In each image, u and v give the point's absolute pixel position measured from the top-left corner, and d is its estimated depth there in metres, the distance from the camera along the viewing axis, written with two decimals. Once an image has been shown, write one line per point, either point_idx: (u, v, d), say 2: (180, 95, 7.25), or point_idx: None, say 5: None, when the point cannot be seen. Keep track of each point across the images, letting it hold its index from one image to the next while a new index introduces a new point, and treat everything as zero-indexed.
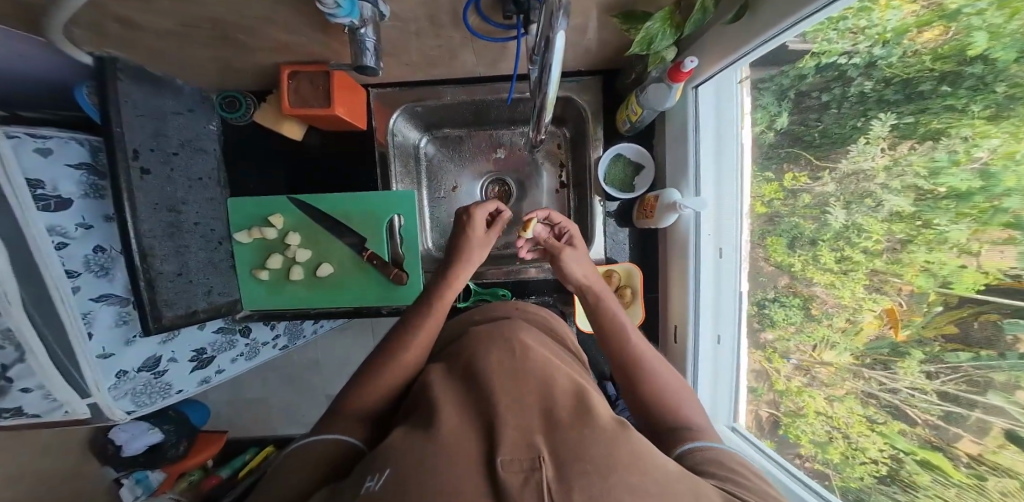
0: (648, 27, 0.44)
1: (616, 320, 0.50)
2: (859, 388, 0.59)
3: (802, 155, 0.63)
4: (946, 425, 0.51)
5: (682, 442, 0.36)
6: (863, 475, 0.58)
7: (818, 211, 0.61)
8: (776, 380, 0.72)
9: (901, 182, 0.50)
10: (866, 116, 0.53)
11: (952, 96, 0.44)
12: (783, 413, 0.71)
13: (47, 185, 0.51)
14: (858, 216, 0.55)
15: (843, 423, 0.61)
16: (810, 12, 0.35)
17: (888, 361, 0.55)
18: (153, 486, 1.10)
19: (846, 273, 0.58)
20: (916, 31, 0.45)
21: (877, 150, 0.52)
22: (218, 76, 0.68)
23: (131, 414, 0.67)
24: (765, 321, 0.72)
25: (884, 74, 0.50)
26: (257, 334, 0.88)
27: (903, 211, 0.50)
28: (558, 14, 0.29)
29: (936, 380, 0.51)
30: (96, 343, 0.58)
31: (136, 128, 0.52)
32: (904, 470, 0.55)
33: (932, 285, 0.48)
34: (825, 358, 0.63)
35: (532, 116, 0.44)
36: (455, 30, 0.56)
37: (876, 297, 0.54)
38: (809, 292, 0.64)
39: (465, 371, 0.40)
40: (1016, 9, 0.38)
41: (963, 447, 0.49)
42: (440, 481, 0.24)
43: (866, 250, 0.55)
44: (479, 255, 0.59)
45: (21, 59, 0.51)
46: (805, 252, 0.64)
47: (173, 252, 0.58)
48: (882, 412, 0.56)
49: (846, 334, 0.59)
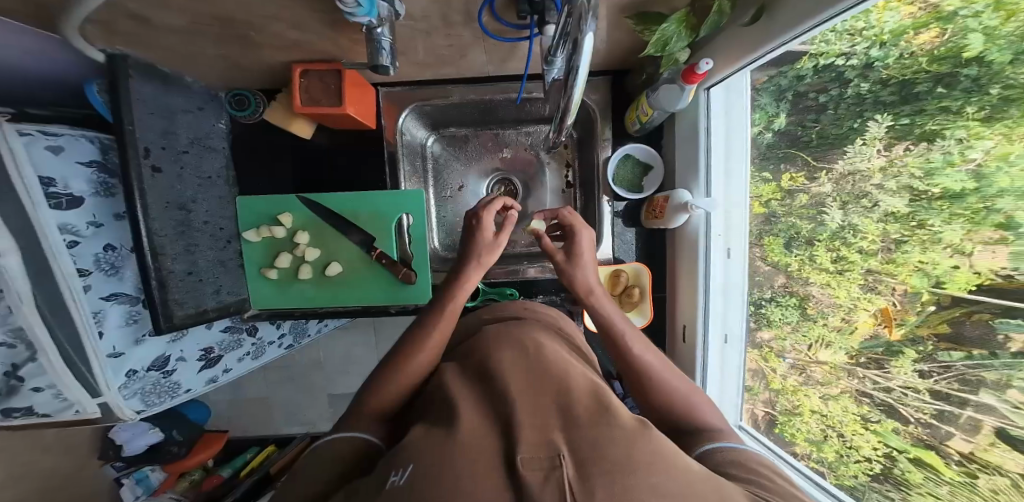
0: (665, 28, 0.45)
1: (619, 327, 0.48)
2: (853, 387, 0.60)
3: (799, 156, 0.63)
4: (937, 424, 0.52)
5: (702, 444, 0.36)
6: (857, 472, 0.60)
7: (814, 211, 0.62)
8: (772, 379, 0.73)
9: (897, 182, 0.51)
10: (863, 117, 0.54)
11: (946, 97, 0.45)
12: (779, 411, 0.72)
13: (59, 183, 0.51)
14: (854, 217, 0.56)
15: (838, 422, 0.62)
16: (826, 18, 0.36)
17: (882, 360, 0.56)
18: (154, 486, 1.09)
19: (841, 272, 0.59)
20: (913, 33, 0.46)
21: (873, 151, 0.53)
22: (227, 75, 0.68)
23: (140, 414, 0.67)
24: (761, 321, 0.74)
25: (881, 76, 0.51)
26: (264, 333, 0.88)
27: (898, 211, 0.51)
28: (587, 18, 0.30)
29: (930, 380, 0.51)
30: (107, 342, 0.58)
31: (147, 126, 0.52)
32: (898, 469, 0.56)
33: (926, 285, 0.49)
34: (819, 357, 0.64)
35: (554, 118, 0.44)
36: (467, 29, 0.56)
37: (871, 297, 0.55)
38: (805, 291, 0.65)
39: (479, 370, 0.40)
40: (1011, 12, 0.40)
41: (954, 445, 0.50)
42: (461, 480, 0.24)
43: (860, 250, 0.56)
44: (491, 260, 0.57)
45: (26, 54, 0.51)
46: (802, 252, 0.65)
47: (183, 251, 0.58)
48: (876, 411, 0.57)
49: (841, 333, 0.60)
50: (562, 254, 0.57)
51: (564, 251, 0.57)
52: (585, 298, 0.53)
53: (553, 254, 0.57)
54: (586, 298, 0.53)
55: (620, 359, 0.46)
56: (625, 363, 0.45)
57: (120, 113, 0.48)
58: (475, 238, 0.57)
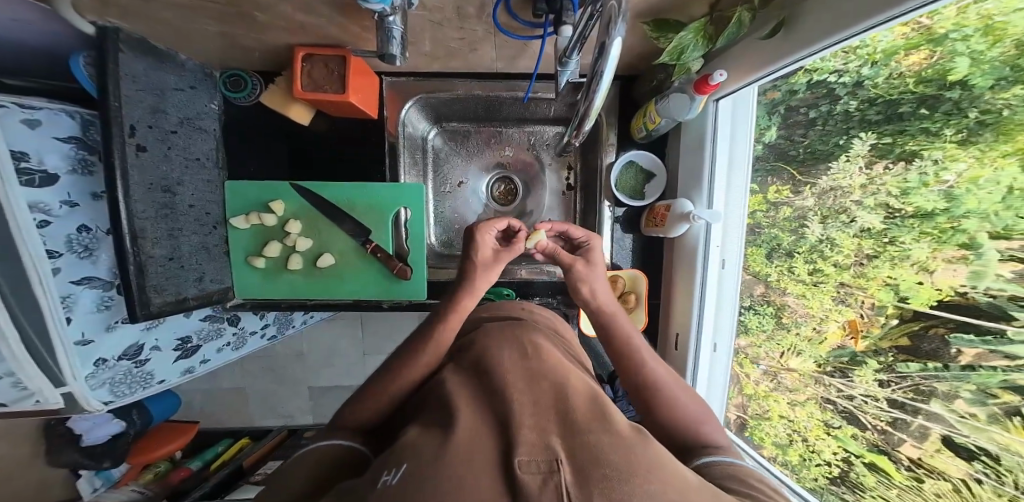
0: (682, 37, 0.47)
1: (628, 341, 0.48)
2: (819, 394, 0.64)
3: (786, 170, 0.65)
4: (892, 431, 0.56)
5: (705, 462, 0.36)
6: (817, 475, 0.65)
7: (796, 224, 0.64)
8: (745, 384, 0.75)
9: (874, 200, 0.53)
10: (849, 134, 0.56)
11: (928, 119, 0.47)
12: (750, 416, 0.75)
13: (33, 159, 0.47)
14: (832, 231, 0.59)
15: (803, 427, 0.67)
16: (840, 39, 0.38)
17: (847, 368, 0.60)
18: (116, 477, 1.01)
19: (816, 284, 0.62)
20: (904, 54, 0.47)
21: (856, 168, 0.55)
22: (221, 51, 0.64)
23: (108, 405, 0.65)
24: (738, 329, 0.75)
25: (869, 94, 0.52)
26: (246, 322, 0.86)
27: (873, 228, 0.54)
28: (616, 21, 0.29)
29: (887, 388, 0.56)
30: (75, 328, 0.55)
31: (135, 103, 0.49)
32: (854, 473, 0.61)
33: (892, 299, 0.53)
34: (790, 364, 0.68)
35: (572, 122, 0.44)
36: (479, 22, 0.55)
37: (841, 309, 0.59)
38: (781, 300, 0.67)
39: (476, 369, 0.39)
40: (1000, 38, 0.40)
41: (905, 451, 0.55)
42: (452, 483, 0.23)
43: (836, 263, 0.59)
44: (488, 285, 0.52)
45: (15, 24, 0.50)
46: (782, 263, 0.67)
47: (165, 235, 0.55)
48: (838, 417, 0.62)
49: (812, 342, 0.64)
50: (580, 263, 0.56)
51: (582, 260, 0.56)
52: (602, 310, 0.52)
53: (572, 264, 0.55)
54: (603, 307, 0.53)
55: (623, 374, 0.46)
56: (630, 372, 0.46)
57: (106, 88, 0.45)
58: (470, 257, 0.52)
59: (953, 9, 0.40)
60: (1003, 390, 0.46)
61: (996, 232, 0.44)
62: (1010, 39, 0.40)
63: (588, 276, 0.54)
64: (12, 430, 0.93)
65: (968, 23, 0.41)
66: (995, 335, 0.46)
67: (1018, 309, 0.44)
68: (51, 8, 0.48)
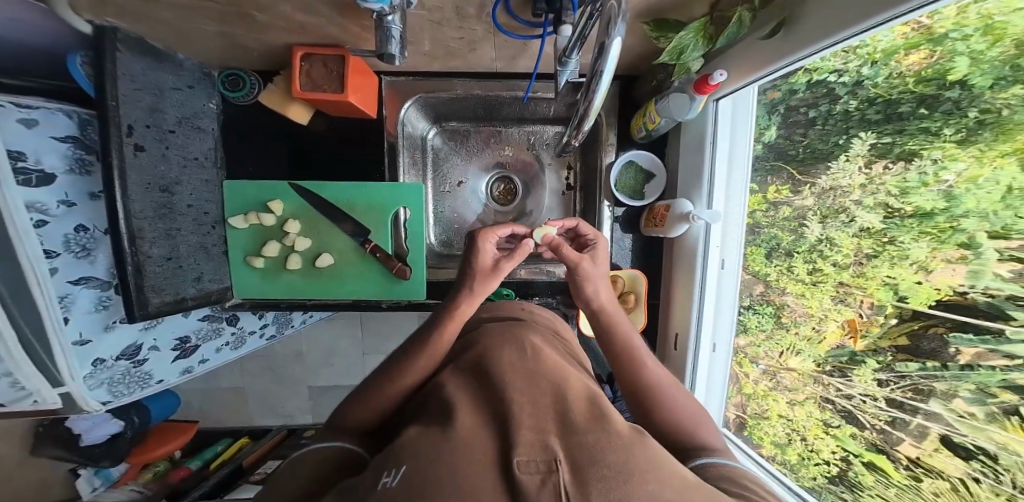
0: (682, 37, 0.47)
1: (629, 342, 0.48)
2: (818, 393, 0.64)
3: (786, 169, 0.65)
4: (891, 429, 0.56)
5: (704, 464, 0.36)
6: (816, 475, 0.65)
7: (795, 223, 0.64)
8: (745, 383, 0.76)
9: (873, 199, 0.53)
10: (848, 134, 0.56)
11: (928, 118, 0.47)
12: (749, 415, 0.76)
13: (30, 158, 0.47)
14: (831, 231, 0.59)
15: (801, 427, 0.67)
16: (841, 38, 0.37)
17: (846, 368, 0.60)
18: (115, 477, 1.00)
19: (815, 283, 0.62)
20: (903, 54, 0.47)
21: (855, 168, 0.55)
22: (219, 50, 0.64)
23: (107, 405, 0.65)
24: (738, 328, 0.76)
25: (868, 94, 0.52)
26: (245, 322, 0.86)
27: (873, 227, 0.54)
28: (616, 21, 0.29)
29: (885, 388, 0.56)
30: (73, 328, 0.55)
31: (132, 102, 0.49)
32: (852, 472, 0.61)
33: (891, 299, 0.53)
34: (790, 364, 0.68)
35: (572, 121, 0.44)
36: (478, 22, 0.55)
37: (840, 308, 0.59)
38: (781, 300, 0.68)
39: (475, 370, 0.39)
40: (1000, 37, 0.40)
41: (904, 450, 0.55)
42: (451, 483, 0.23)
43: (834, 263, 0.59)
44: (489, 288, 0.52)
45: (13, 23, 0.50)
46: (781, 262, 0.67)
47: (164, 235, 0.55)
48: (837, 416, 0.62)
49: (811, 342, 0.64)
50: (587, 260, 0.54)
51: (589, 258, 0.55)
52: (606, 309, 0.52)
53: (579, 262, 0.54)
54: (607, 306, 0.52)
55: (623, 377, 0.46)
56: (629, 373, 0.45)
57: (104, 88, 0.45)
58: (471, 260, 0.52)
59: (953, 9, 0.39)
60: (1000, 388, 0.46)
61: (994, 231, 0.44)
62: (1010, 38, 0.39)
63: (593, 274, 0.53)
64: (11, 429, 0.92)
65: (968, 23, 0.40)
66: (994, 335, 0.45)
67: (1016, 308, 0.43)
68: (48, 7, 0.48)
